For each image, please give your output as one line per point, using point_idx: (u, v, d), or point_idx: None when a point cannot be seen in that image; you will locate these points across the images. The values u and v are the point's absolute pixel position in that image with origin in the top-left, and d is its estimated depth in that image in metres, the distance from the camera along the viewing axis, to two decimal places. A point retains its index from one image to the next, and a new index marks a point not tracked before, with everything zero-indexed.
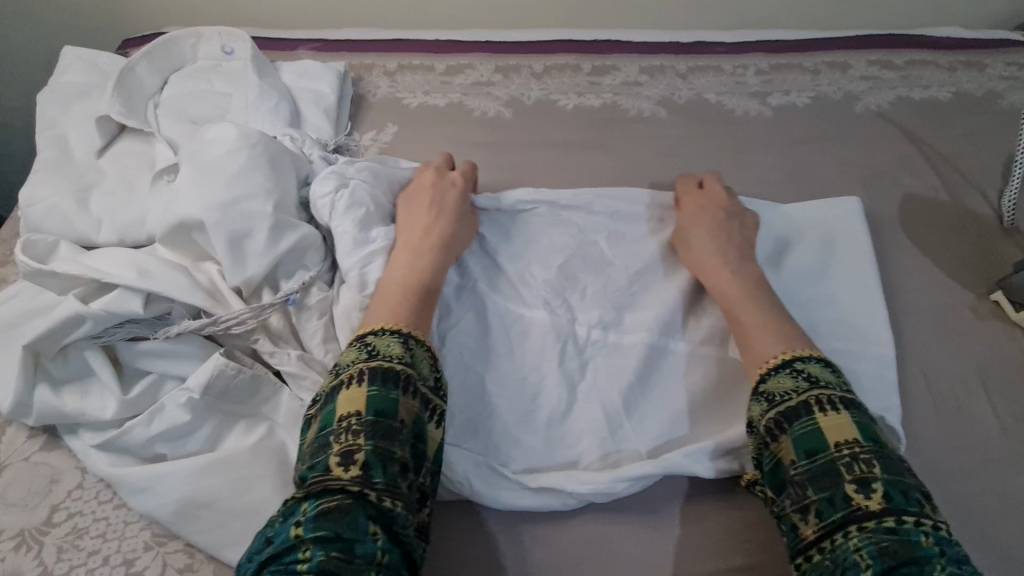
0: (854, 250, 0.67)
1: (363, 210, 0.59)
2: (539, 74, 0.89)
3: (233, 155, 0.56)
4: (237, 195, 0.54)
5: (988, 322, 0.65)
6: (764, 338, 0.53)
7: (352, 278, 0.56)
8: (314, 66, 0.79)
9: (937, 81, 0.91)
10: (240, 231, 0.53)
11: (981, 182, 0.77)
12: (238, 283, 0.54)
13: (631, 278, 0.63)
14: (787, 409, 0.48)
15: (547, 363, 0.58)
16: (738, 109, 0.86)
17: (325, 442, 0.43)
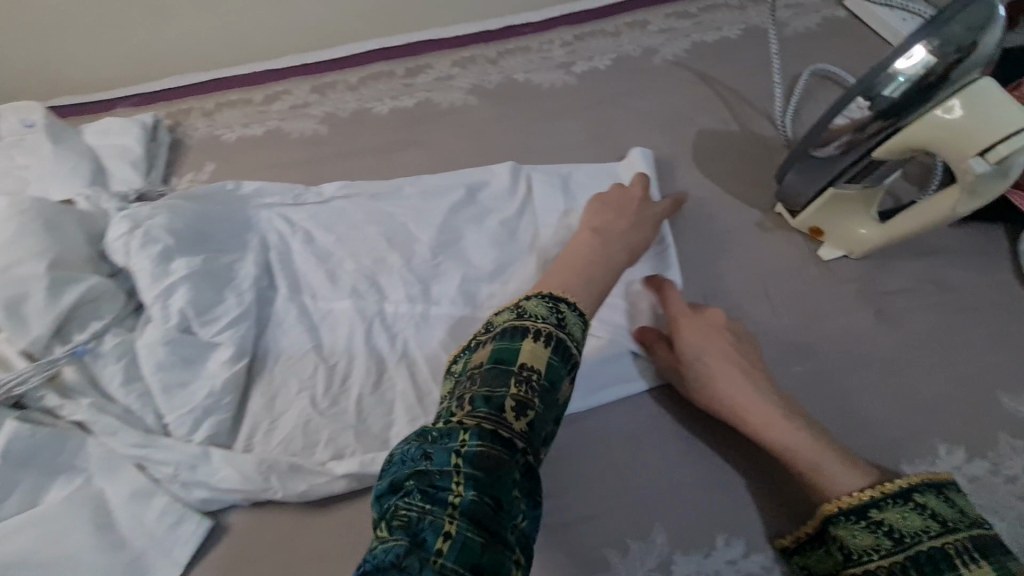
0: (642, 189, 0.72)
1: (160, 244, 0.60)
2: (354, 86, 0.92)
3: (4, 224, 0.57)
4: (10, 261, 0.55)
5: (771, 233, 0.70)
6: (839, 469, 0.47)
7: (155, 312, 0.58)
8: (116, 122, 0.80)
9: (730, 21, 0.97)
10: (14, 296, 0.54)
11: (766, 107, 0.83)
12: (26, 346, 0.55)
13: (435, 252, 0.67)
14: (923, 556, 0.41)
15: (355, 344, 0.62)
16: (544, 82, 0.90)
17: (506, 380, 0.42)
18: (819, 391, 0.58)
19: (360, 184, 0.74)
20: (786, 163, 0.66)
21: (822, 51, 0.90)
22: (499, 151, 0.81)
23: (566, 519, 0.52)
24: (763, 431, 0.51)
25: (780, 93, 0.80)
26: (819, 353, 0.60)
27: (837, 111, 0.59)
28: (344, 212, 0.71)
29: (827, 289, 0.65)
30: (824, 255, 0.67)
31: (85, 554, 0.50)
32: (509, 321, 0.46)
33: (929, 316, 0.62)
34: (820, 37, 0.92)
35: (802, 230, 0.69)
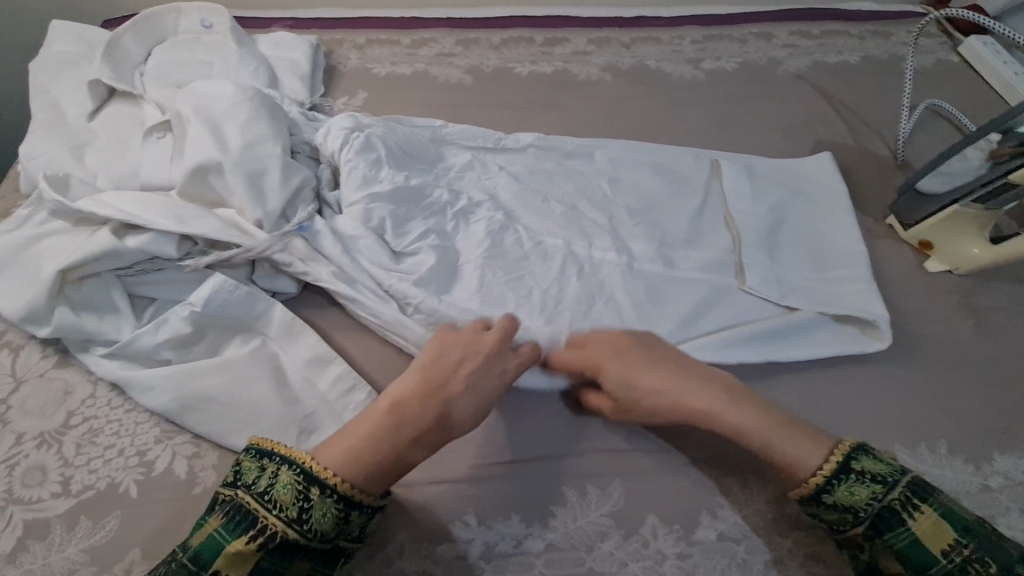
0: (786, 179, 0.79)
1: (374, 152, 0.67)
2: (496, 45, 0.98)
3: (238, 107, 0.64)
4: (251, 140, 0.63)
5: (882, 240, 0.76)
6: (795, 446, 0.50)
7: (357, 211, 0.64)
8: (287, 37, 0.86)
9: (849, 47, 1.03)
10: (255, 171, 0.62)
11: (882, 129, 0.89)
12: (259, 216, 0.61)
13: (602, 206, 0.74)
14: (880, 519, 0.48)
15: (524, 267, 0.66)
16: (675, 73, 0.96)
17: (302, 503, 0.46)
18: (919, 382, 0.64)
19: (549, 139, 0.81)
20: (903, 187, 0.75)
21: (934, 89, 0.97)
22: (631, 127, 0.87)
23: (694, 446, 0.57)
24: (714, 420, 0.52)
25: (905, 115, 0.85)
26: (922, 349, 0.67)
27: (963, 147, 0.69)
28: (527, 167, 0.78)
29: (931, 297, 0.71)
30: (928, 266, 0.73)
31: (269, 403, 0.56)
32: (292, 498, 0.46)
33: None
34: (933, 75, 0.99)
35: (910, 242, 0.75)
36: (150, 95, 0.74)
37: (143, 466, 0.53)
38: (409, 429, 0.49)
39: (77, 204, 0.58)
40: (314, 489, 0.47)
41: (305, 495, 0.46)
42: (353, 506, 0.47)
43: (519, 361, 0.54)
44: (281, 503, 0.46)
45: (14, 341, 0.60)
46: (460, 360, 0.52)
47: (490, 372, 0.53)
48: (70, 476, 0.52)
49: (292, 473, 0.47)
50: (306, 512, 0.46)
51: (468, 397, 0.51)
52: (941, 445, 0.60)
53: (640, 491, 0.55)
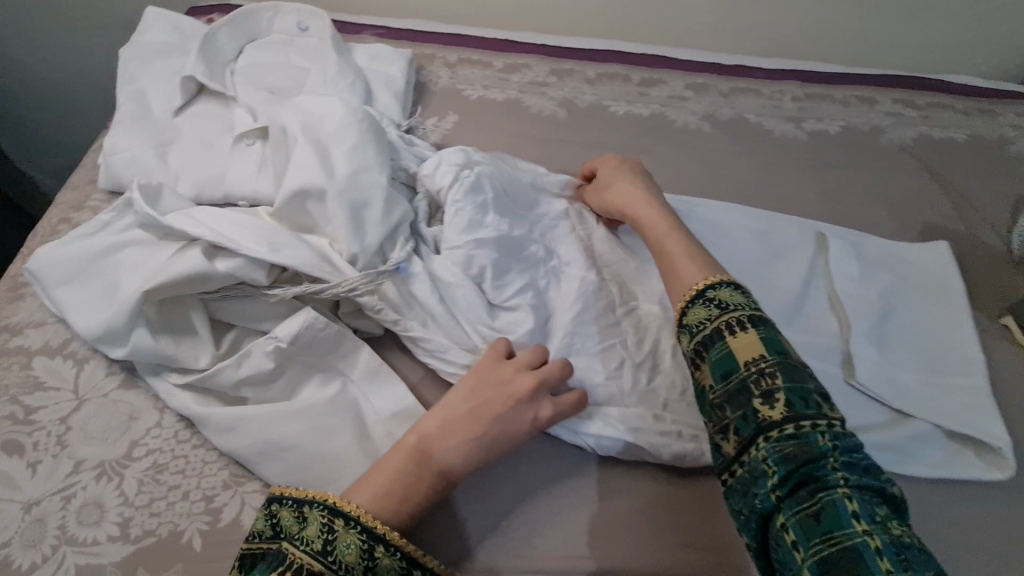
0: (899, 263, 0.74)
1: (483, 195, 0.62)
2: (591, 79, 0.94)
3: (346, 130, 0.61)
4: (357, 169, 0.60)
5: (1000, 342, 0.71)
6: (683, 263, 0.56)
7: (460, 258, 0.60)
8: (384, 49, 0.82)
9: (955, 123, 0.98)
10: (358, 201, 0.59)
11: (994, 218, 0.84)
12: (355, 251, 0.57)
13: None
14: (705, 338, 0.49)
15: (620, 332, 0.62)
16: (776, 131, 0.91)
17: (326, 535, 0.43)
18: None
19: None
20: None
21: None
22: (729, 184, 0.83)
23: None
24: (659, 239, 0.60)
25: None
26: None
27: None
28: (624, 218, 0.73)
29: None
30: None
31: (350, 460, 0.51)
32: (317, 530, 0.43)
33: None
34: None
35: None
36: (242, 98, 0.70)
37: (209, 515, 0.48)
38: (435, 468, 0.48)
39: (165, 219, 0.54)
40: (338, 521, 0.44)
41: (331, 530, 0.43)
42: (378, 538, 0.43)
43: (554, 406, 0.52)
44: (305, 537, 0.43)
45: (79, 353, 0.55)
46: (494, 402, 0.50)
47: (522, 418, 0.51)
48: (130, 518, 0.48)
49: (317, 508, 0.44)
50: (331, 544, 0.42)
51: (498, 442, 0.49)
52: None
53: None
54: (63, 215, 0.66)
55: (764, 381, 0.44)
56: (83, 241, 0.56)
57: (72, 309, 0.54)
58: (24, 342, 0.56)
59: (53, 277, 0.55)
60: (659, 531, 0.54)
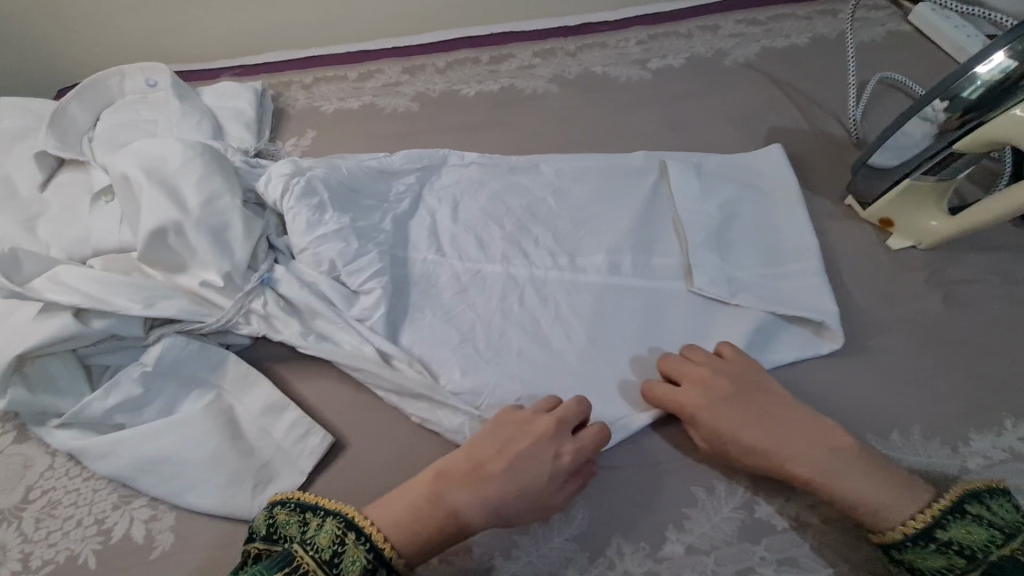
0: (733, 172, 0.79)
1: (318, 196, 0.66)
2: (442, 69, 0.98)
3: (189, 164, 0.63)
4: (209, 196, 0.62)
5: (841, 221, 0.75)
6: (889, 495, 0.49)
7: (308, 257, 0.64)
8: (232, 86, 0.87)
9: (797, 30, 1.02)
10: (217, 227, 0.61)
11: (835, 110, 0.88)
12: (228, 270, 0.61)
13: (545, 226, 0.75)
14: (1000, 564, 0.45)
15: (470, 294, 0.69)
16: (622, 76, 0.96)
17: (336, 548, 0.47)
18: (891, 366, 0.62)
19: (493, 158, 0.83)
20: (856, 167, 0.72)
21: (886, 63, 0.96)
22: (579, 135, 0.87)
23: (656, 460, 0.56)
24: (834, 482, 0.50)
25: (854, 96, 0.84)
26: (893, 331, 0.65)
27: (909, 119, 0.66)
28: (462, 189, 0.79)
29: (898, 276, 0.69)
30: (891, 245, 0.72)
31: (223, 459, 0.55)
32: (329, 540, 0.47)
33: (995, 304, 0.66)
34: (883, 50, 0.98)
35: (872, 221, 0.73)
36: (98, 160, 0.76)
37: (101, 535, 0.53)
38: (457, 508, 0.49)
39: (32, 288, 0.57)
40: (351, 535, 0.48)
41: (342, 542, 0.48)
42: (382, 561, 0.48)
43: (575, 445, 0.52)
44: (319, 545, 0.47)
45: None
46: (514, 441, 0.52)
47: (543, 454, 0.51)
48: (31, 553, 0.52)
49: (335, 519, 0.49)
50: (338, 557, 0.47)
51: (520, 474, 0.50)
52: (913, 431, 0.58)
53: (604, 511, 0.53)
54: None
55: None
56: None
57: None
58: None
59: None
60: None
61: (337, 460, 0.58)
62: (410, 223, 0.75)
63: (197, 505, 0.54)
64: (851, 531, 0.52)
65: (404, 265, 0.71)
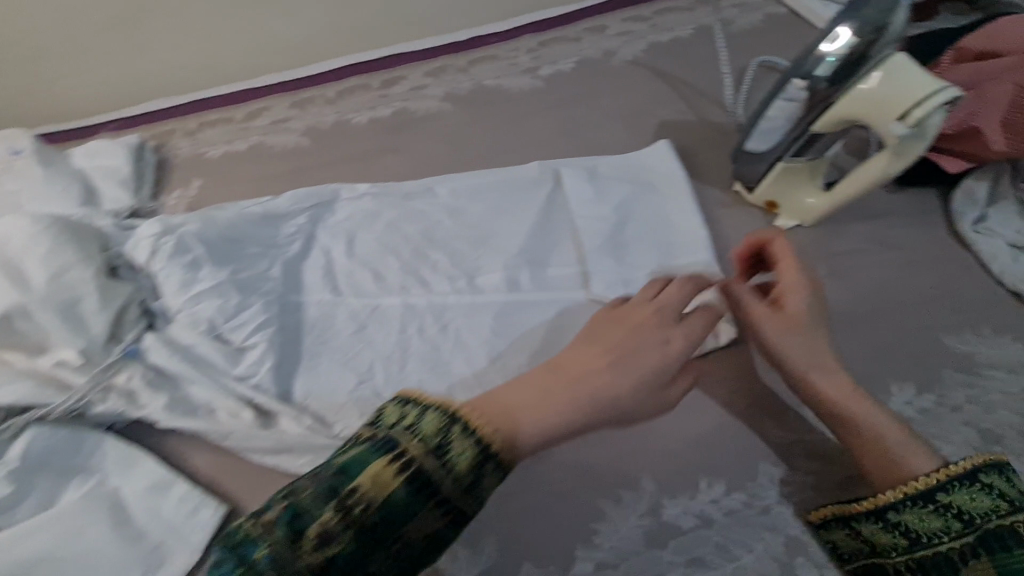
0: (624, 172, 0.80)
1: (189, 253, 0.64)
2: (332, 99, 0.96)
3: (32, 240, 0.59)
4: (55, 271, 0.58)
5: (730, 209, 0.76)
6: (908, 455, 0.48)
7: (185, 318, 0.62)
8: (103, 143, 0.83)
9: (680, 22, 1.04)
10: (66, 302, 0.57)
11: (720, 99, 0.90)
12: (81, 348, 0.57)
13: (442, 250, 0.74)
14: (996, 534, 0.43)
15: (366, 331, 0.67)
16: (514, 87, 0.96)
17: (438, 440, 0.43)
18: None
19: (386, 186, 0.81)
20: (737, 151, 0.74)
21: (766, 46, 0.99)
22: (474, 152, 0.87)
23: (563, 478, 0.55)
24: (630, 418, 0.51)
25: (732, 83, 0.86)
26: None
27: (776, 98, 0.66)
28: (357, 222, 0.77)
29: None
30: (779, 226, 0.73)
31: (106, 550, 0.52)
32: (434, 428, 0.43)
33: (877, 272, 0.68)
34: (762, 34, 1.01)
35: (759, 204, 0.75)
36: None
37: None
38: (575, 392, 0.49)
39: None
40: (456, 426, 0.44)
41: (446, 432, 0.43)
42: (490, 454, 0.44)
43: (687, 332, 0.54)
44: (427, 432, 0.43)
45: None
46: (636, 318, 0.55)
47: (653, 339, 0.53)
48: None
49: (436, 411, 0.44)
50: (447, 445, 0.43)
51: (644, 367, 0.51)
52: (810, 409, 0.59)
53: (512, 540, 0.52)
54: None
55: None
56: None
57: None
58: None
59: None
60: None
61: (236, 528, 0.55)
62: (304, 265, 0.73)
63: None
64: (755, 521, 0.52)
65: (298, 309, 0.68)
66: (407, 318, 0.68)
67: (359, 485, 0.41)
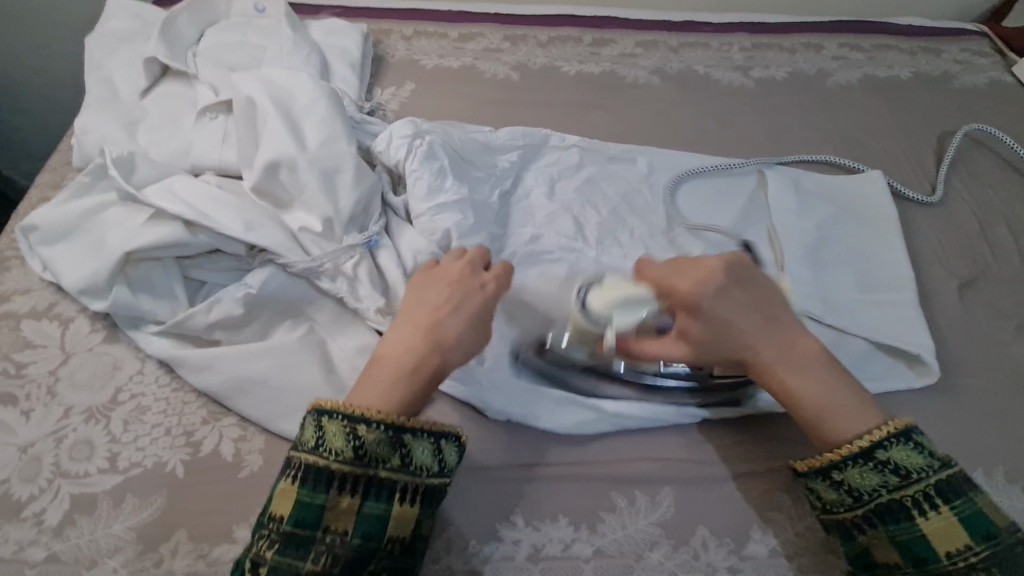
0: (843, 198, 0.78)
1: (437, 161, 0.65)
2: (544, 43, 0.97)
3: (315, 105, 0.63)
4: (327, 138, 0.61)
5: (934, 256, 0.75)
6: (845, 417, 0.50)
7: (422, 223, 0.63)
8: (341, 25, 0.86)
9: (900, 62, 1.01)
10: (329, 169, 0.60)
11: (929, 149, 0.88)
12: (330, 214, 0.59)
13: (641, 216, 0.74)
14: None
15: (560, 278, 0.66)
16: (724, 80, 0.95)
17: (322, 474, 0.45)
18: (980, 410, 0.62)
19: (594, 142, 0.81)
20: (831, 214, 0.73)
21: (988, 110, 0.95)
22: (678, 133, 0.87)
23: (743, 459, 0.56)
24: (800, 351, 0.52)
25: (947, 153, 0.86)
26: (982, 374, 0.65)
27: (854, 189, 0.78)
28: (563, 174, 0.76)
29: (988, 322, 0.69)
30: (980, 289, 0.72)
31: (316, 391, 0.55)
32: (343, 440, 0.45)
33: None
34: (986, 96, 0.97)
35: (960, 265, 0.74)
36: (203, 76, 0.74)
37: (190, 446, 0.53)
38: (744, 343, 0.52)
39: (144, 191, 0.57)
40: (361, 428, 0.46)
41: (356, 436, 0.45)
42: (358, 420, 0.46)
43: (730, 296, 0.52)
44: (337, 450, 0.45)
45: (64, 313, 0.60)
46: (710, 293, 0.52)
47: (738, 304, 0.52)
48: (118, 453, 0.52)
49: (336, 420, 0.46)
50: (324, 447, 0.45)
51: (731, 340, 0.52)
52: (997, 472, 0.59)
53: (691, 501, 0.54)
54: (41, 195, 0.70)
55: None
56: (61, 205, 0.59)
57: (61, 264, 0.58)
58: (11, 307, 0.60)
59: (34, 238, 0.59)
60: (627, 448, 0.56)
61: (427, 411, 0.57)
62: (515, 202, 0.72)
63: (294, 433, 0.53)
64: None
65: (501, 239, 0.68)
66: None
67: (297, 511, 0.44)
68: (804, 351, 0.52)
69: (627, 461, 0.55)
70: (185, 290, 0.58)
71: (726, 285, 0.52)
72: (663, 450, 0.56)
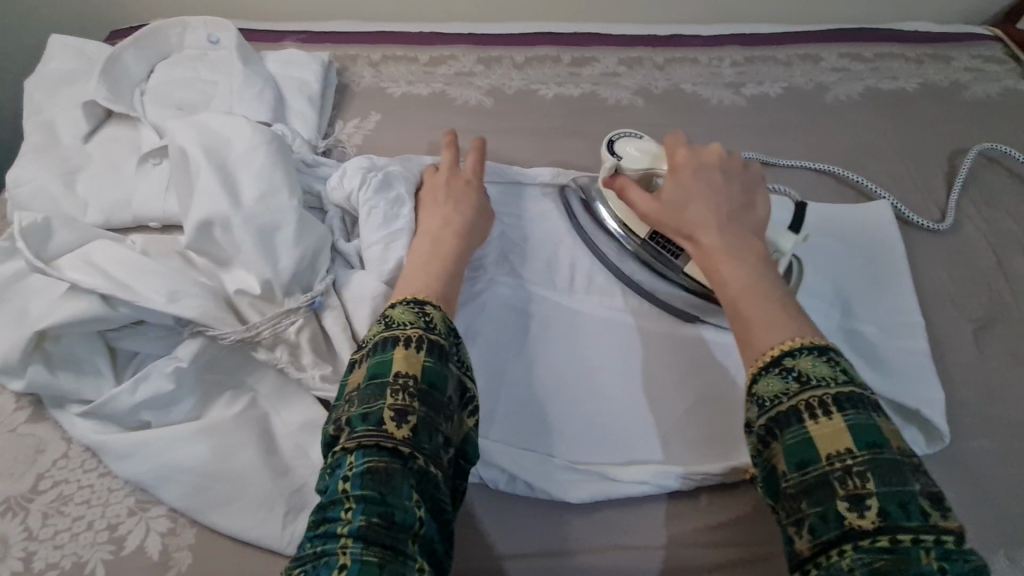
0: (844, 228, 0.71)
1: (393, 190, 0.60)
2: (520, 64, 0.91)
3: (253, 152, 0.58)
4: (265, 191, 0.56)
5: (945, 295, 0.68)
6: (773, 318, 0.45)
7: (375, 256, 0.57)
8: (300, 55, 0.81)
9: (905, 72, 0.93)
10: (268, 225, 0.55)
11: (938, 170, 0.81)
12: (268, 275, 0.54)
13: None
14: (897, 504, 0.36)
15: (536, 328, 0.60)
16: (714, 98, 0.88)
17: (440, 346, 0.43)
18: (1000, 478, 0.55)
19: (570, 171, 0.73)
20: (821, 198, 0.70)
21: (1004, 122, 0.87)
22: None
23: (730, 546, 0.50)
24: (750, 254, 0.50)
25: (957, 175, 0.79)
26: (1000, 435, 0.58)
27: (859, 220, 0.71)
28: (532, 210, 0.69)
29: (1006, 372, 0.62)
30: (998, 332, 0.65)
31: (251, 478, 0.49)
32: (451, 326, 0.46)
33: None
34: (1001, 108, 0.89)
35: (974, 305, 0.67)
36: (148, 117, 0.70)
37: (113, 543, 0.48)
38: (694, 222, 0.52)
39: (63, 262, 0.52)
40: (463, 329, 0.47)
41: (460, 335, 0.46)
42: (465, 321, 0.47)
43: (713, 185, 0.54)
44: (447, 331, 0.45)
45: None
46: (693, 170, 0.54)
47: (717, 191, 0.53)
48: (33, 552, 0.47)
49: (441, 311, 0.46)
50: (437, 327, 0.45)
51: (689, 214, 0.53)
52: None
53: None
54: None
55: (851, 482, 0.37)
56: None
57: None
58: None
59: None
60: (603, 529, 0.50)
61: None
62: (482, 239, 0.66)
63: (226, 527, 0.48)
64: None
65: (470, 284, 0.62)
66: (572, 338, 0.60)
67: (424, 373, 0.41)
68: (751, 257, 0.50)
69: (601, 547, 0.50)
70: (112, 364, 0.53)
71: (715, 176, 0.54)
72: (643, 534, 0.50)
